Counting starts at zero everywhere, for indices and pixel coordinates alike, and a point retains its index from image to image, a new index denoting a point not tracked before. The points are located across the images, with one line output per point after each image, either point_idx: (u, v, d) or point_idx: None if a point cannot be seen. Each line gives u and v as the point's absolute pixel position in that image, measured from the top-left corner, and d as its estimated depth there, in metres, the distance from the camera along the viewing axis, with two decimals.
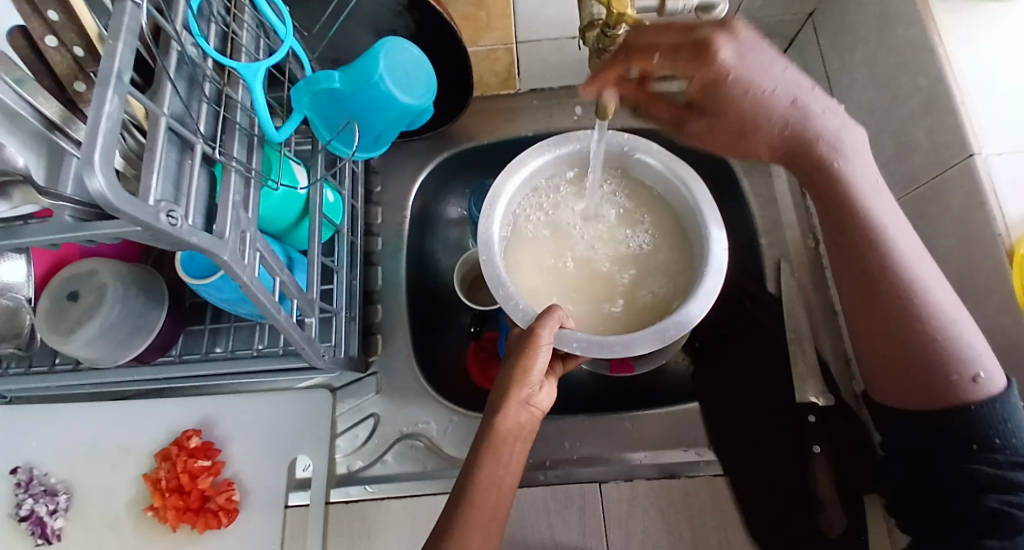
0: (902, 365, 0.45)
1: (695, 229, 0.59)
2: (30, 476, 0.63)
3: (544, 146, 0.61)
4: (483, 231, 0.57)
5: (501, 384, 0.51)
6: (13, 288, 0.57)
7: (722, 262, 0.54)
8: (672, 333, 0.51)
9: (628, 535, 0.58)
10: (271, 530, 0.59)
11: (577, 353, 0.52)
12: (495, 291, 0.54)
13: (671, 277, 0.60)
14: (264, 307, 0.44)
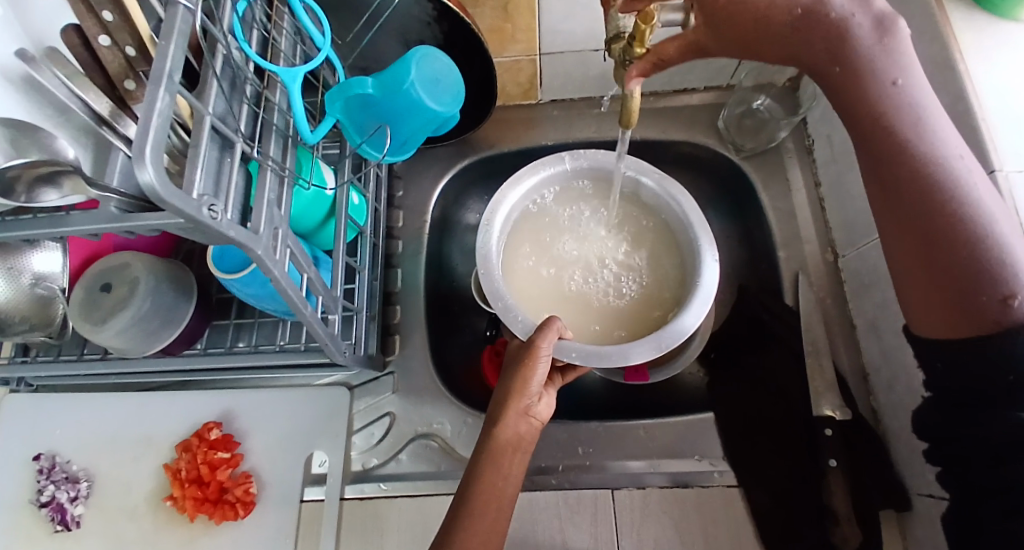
0: (935, 296, 0.42)
1: (687, 246, 0.59)
2: (52, 463, 0.64)
3: (541, 164, 0.62)
4: (481, 244, 0.58)
5: (500, 395, 0.52)
6: (47, 278, 0.57)
7: (714, 280, 0.55)
8: (669, 342, 0.52)
9: (640, 543, 0.59)
10: (286, 524, 0.60)
11: (575, 364, 0.52)
12: (495, 304, 0.55)
13: (665, 289, 0.61)
14: (292, 302, 0.46)
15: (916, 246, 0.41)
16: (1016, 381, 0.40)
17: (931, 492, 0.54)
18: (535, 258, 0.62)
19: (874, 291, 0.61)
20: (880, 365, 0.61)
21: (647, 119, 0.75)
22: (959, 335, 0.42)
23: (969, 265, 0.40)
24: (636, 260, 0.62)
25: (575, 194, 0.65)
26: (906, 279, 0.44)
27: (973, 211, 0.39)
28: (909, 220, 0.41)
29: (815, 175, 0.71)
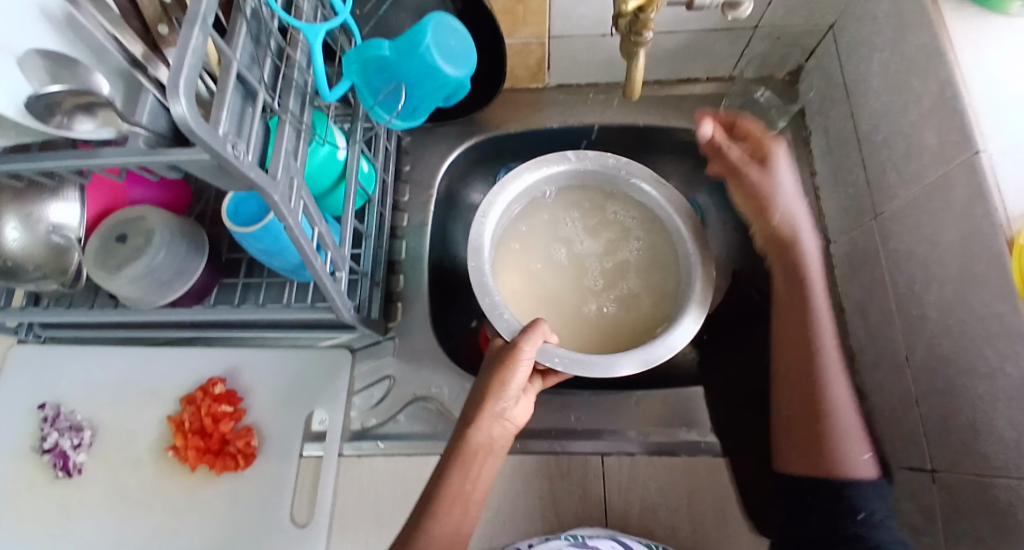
0: (807, 439, 0.55)
1: (675, 256, 0.63)
2: (57, 412, 0.65)
3: (544, 161, 0.63)
4: (475, 236, 0.59)
5: (475, 398, 0.52)
6: (63, 229, 0.58)
7: (705, 299, 0.57)
8: (655, 358, 0.54)
9: (627, 506, 0.62)
10: (287, 476, 0.62)
11: (557, 369, 0.53)
12: (483, 299, 0.56)
13: (653, 299, 0.64)
14: (304, 252, 0.47)
15: (800, 391, 0.57)
16: (847, 512, 0.52)
17: (909, 464, 0.56)
18: (527, 259, 0.65)
19: (862, 274, 0.63)
20: (866, 345, 0.63)
21: (650, 106, 0.78)
22: (823, 476, 0.54)
23: (830, 429, 0.55)
24: (626, 264, 0.65)
25: (576, 193, 0.67)
26: (784, 406, 0.58)
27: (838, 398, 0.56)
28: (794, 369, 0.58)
29: (811, 165, 0.73)
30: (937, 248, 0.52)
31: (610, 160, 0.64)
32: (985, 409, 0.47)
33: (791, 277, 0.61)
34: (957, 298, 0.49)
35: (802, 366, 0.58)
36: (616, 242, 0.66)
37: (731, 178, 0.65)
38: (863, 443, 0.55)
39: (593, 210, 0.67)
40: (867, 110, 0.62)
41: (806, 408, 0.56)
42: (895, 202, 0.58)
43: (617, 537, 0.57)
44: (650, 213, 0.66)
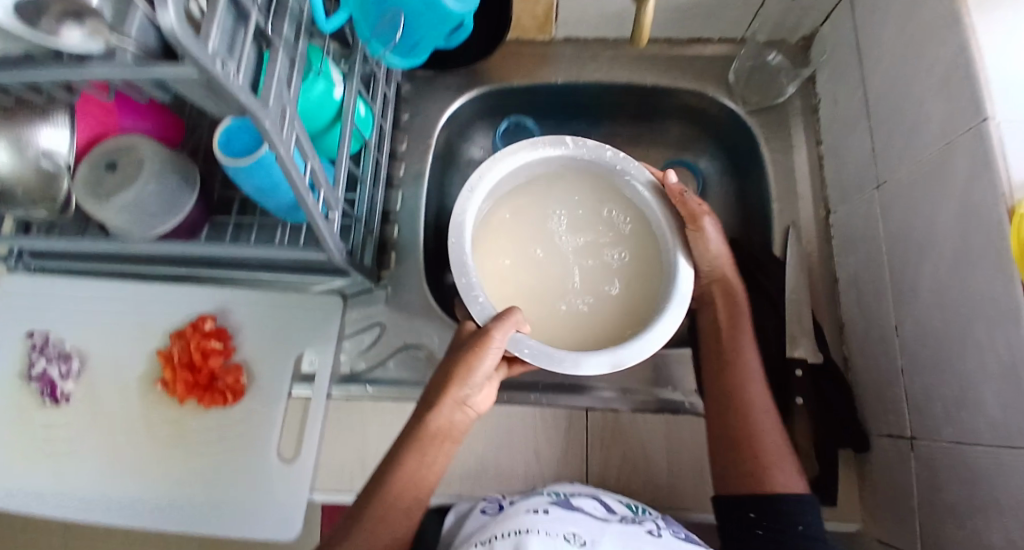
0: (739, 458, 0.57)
1: (658, 261, 0.60)
2: (44, 340, 0.66)
3: (541, 142, 0.59)
4: (458, 210, 0.55)
5: (440, 380, 0.52)
6: (53, 155, 0.55)
7: (682, 310, 0.53)
8: (623, 360, 0.51)
9: (607, 459, 0.64)
10: (275, 415, 0.63)
11: (525, 360, 0.51)
12: (458, 279, 0.53)
13: (632, 302, 0.60)
14: (296, 187, 0.46)
15: (724, 414, 0.59)
16: (786, 522, 0.52)
17: (889, 433, 0.58)
18: (508, 246, 0.62)
19: (859, 246, 0.63)
20: (857, 316, 0.63)
21: (659, 66, 0.76)
22: (755, 491, 0.55)
23: (755, 447, 0.57)
24: (609, 264, 0.62)
25: (568, 182, 0.63)
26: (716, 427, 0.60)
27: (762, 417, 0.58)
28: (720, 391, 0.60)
29: (817, 135, 0.72)
30: (937, 221, 0.51)
31: (607, 153, 0.60)
32: (969, 380, 0.47)
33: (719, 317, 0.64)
34: (951, 269, 0.50)
35: (725, 391, 0.60)
36: (602, 242, 0.63)
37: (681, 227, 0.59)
38: (789, 464, 0.56)
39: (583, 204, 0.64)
40: (879, 78, 0.61)
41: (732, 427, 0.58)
42: (899, 173, 0.57)
43: (596, 491, 0.58)
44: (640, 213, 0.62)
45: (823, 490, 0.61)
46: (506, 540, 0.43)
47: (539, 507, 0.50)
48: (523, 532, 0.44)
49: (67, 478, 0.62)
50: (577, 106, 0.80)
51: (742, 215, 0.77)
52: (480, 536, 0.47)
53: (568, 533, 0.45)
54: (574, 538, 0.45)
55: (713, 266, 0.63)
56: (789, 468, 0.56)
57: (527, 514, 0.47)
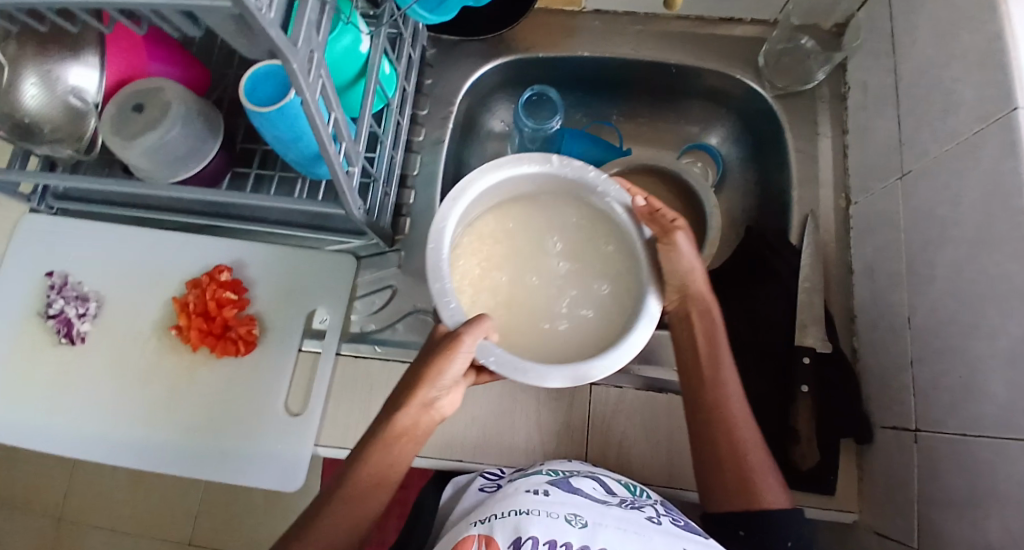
0: (727, 472, 0.56)
1: (637, 300, 0.50)
2: (64, 281, 0.67)
3: (524, 154, 0.50)
4: (437, 215, 0.48)
5: (413, 371, 0.50)
6: (82, 92, 0.58)
7: (645, 339, 0.46)
8: (588, 374, 0.44)
9: (608, 433, 0.65)
10: (284, 368, 0.64)
11: (489, 370, 0.44)
12: (431, 282, 0.46)
13: (605, 340, 0.49)
14: (319, 135, 0.46)
15: (709, 429, 0.57)
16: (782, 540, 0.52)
17: (893, 425, 0.57)
18: (483, 274, 0.52)
19: (877, 235, 0.62)
20: (869, 306, 0.63)
21: (686, 45, 0.75)
22: (745, 505, 0.54)
23: (745, 462, 0.56)
24: (590, 298, 0.51)
25: (549, 202, 0.54)
26: (700, 440, 0.58)
27: (748, 432, 0.57)
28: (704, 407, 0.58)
29: (844, 122, 0.71)
30: (958, 209, 0.51)
31: (594, 173, 0.51)
32: (980, 368, 0.47)
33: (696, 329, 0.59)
34: (971, 258, 0.49)
35: (705, 404, 0.58)
36: (589, 277, 0.52)
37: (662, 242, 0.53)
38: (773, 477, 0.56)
39: (564, 227, 0.54)
40: (910, 65, 0.60)
41: (721, 444, 0.56)
42: (923, 160, 0.56)
43: (588, 470, 0.57)
44: (630, 245, 0.52)
45: (822, 477, 0.61)
46: (506, 522, 0.44)
47: (540, 485, 0.50)
48: (523, 514, 0.44)
49: (78, 416, 0.64)
50: (600, 81, 0.80)
51: (760, 201, 0.77)
52: (481, 512, 0.48)
53: (570, 514, 0.46)
54: (575, 519, 0.45)
55: (686, 280, 0.55)
56: (774, 481, 0.55)
57: (529, 493, 0.48)
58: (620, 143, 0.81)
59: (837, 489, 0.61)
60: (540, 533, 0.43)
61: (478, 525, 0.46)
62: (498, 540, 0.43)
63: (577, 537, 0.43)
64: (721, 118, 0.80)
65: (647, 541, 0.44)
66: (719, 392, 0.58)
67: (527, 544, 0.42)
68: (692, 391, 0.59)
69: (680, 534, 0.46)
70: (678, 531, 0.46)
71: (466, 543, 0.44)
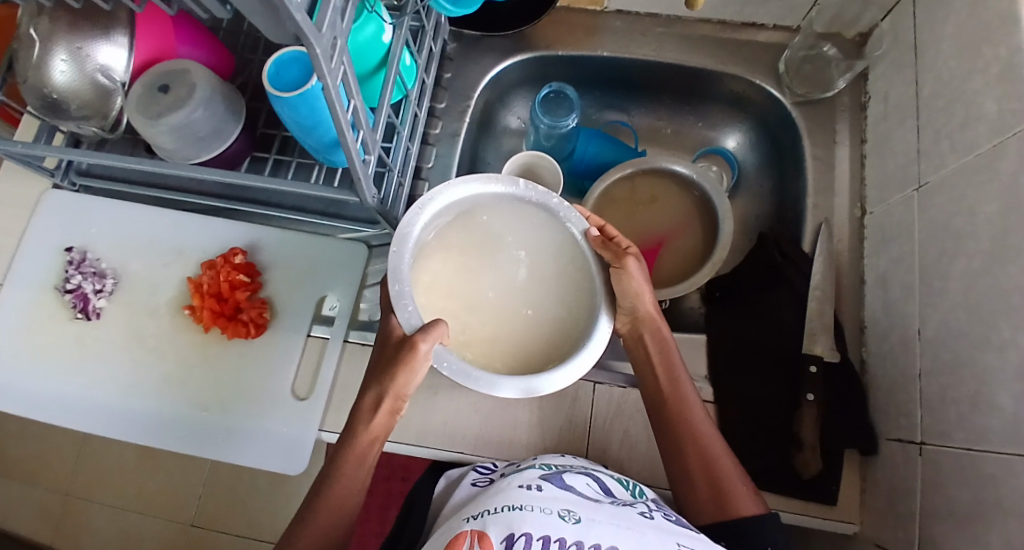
0: (702, 482, 0.56)
1: (586, 314, 0.55)
2: (83, 257, 0.68)
3: (494, 179, 0.55)
4: (405, 224, 0.52)
5: (375, 374, 0.54)
6: (110, 70, 0.59)
7: (598, 352, 0.52)
8: (533, 390, 0.49)
9: (610, 433, 0.65)
10: (293, 352, 0.65)
11: (443, 374, 0.49)
12: (392, 284, 0.51)
13: (547, 344, 0.55)
14: (339, 121, 0.46)
15: (680, 441, 0.58)
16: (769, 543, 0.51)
17: (899, 437, 0.57)
18: (441, 275, 0.56)
19: (891, 246, 0.62)
20: (879, 317, 0.62)
21: (708, 49, 0.75)
22: (722, 514, 0.54)
23: (719, 470, 0.56)
24: (537, 306, 0.57)
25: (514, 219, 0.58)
26: (675, 453, 0.58)
27: (714, 441, 0.57)
28: (671, 421, 0.59)
29: (863, 132, 0.70)
30: (974, 221, 0.51)
31: (556, 201, 0.56)
32: (988, 380, 0.48)
33: (647, 350, 0.61)
34: (984, 270, 0.49)
35: (672, 420, 0.59)
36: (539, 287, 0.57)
37: (613, 268, 0.56)
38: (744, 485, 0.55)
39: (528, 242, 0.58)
40: (930, 76, 0.60)
41: (693, 454, 0.57)
42: (940, 171, 0.56)
43: (583, 467, 0.57)
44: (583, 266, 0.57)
45: (824, 487, 0.60)
46: (499, 518, 0.44)
47: (533, 482, 0.49)
48: (517, 510, 0.44)
49: (91, 388, 0.65)
50: (619, 81, 0.80)
51: (774, 208, 0.76)
52: (473, 509, 0.48)
53: (563, 510, 0.45)
54: (569, 515, 0.44)
55: (635, 303, 0.58)
56: (745, 486, 0.55)
57: (521, 489, 0.48)
58: (636, 144, 0.80)
59: (838, 500, 0.61)
60: (533, 529, 0.42)
61: (471, 521, 0.45)
62: (491, 535, 0.43)
63: (571, 533, 0.42)
64: (739, 123, 0.80)
65: (641, 534, 0.43)
66: (683, 406, 0.59)
67: (521, 541, 0.41)
68: (655, 407, 0.61)
69: (677, 529, 0.46)
70: (674, 527, 0.46)
71: (457, 541, 0.43)
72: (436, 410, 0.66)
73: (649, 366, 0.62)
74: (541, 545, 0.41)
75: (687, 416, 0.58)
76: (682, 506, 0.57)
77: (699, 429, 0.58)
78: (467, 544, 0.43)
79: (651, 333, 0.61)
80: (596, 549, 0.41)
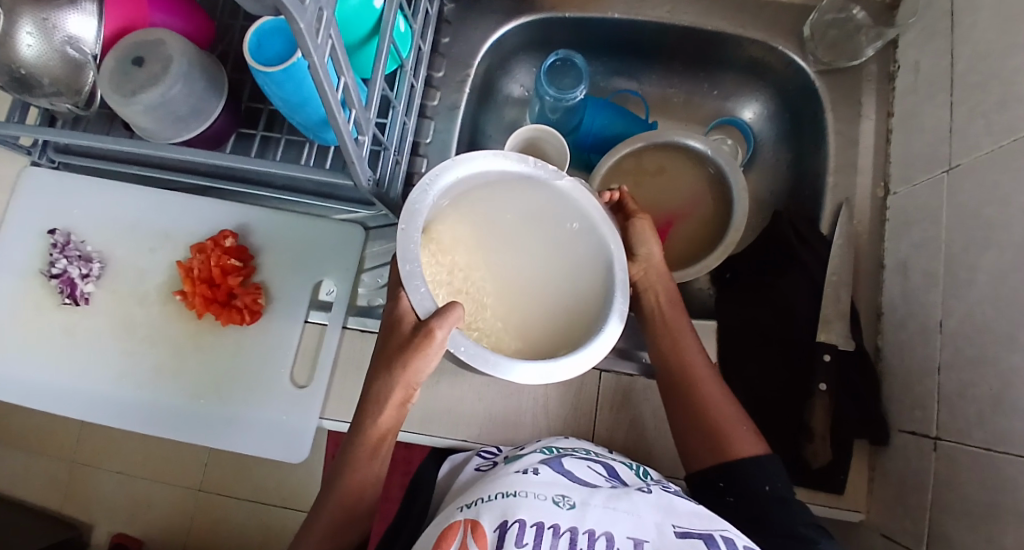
0: (705, 432, 0.55)
1: (600, 305, 0.52)
2: (67, 240, 0.65)
3: (501, 155, 0.50)
4: (414, 201, 0.47)
5: (384, 362, 0.50)
6: (79, 41, 0.55)
7: (616, 334, 0.49)
8: (556, 373, 0.45)
9: (616, 421, 0.64)
10: (289, 338, 0.63)
11: (459, 360, 0.45)
12: (401, 265, 0.46)
13: (562, 334, 0.56)
14: (327, 103, 0.42)
15: (684, 395, 0.57)
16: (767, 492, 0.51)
17: (912, 429, 0.56)
18: (449, 253, 0.57)
19: (914, 230, 0.59)
20: (897, 304, 0.60)
21: (726, 11, 0.69)
22: (725, 459, 0.53)
23: (723, 421, 0.55)
24: (554, 291, 0.58)
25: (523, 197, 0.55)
26: (678, 406, 0.57)
27: (720, 395, 0.57)
28: (677, 376, 0.58)
29: (889, 105, 0.66)
30: (1008, 211, 0.48)
31: (566, 182, 0.52)
32: (1014, 381, 0.45)
33: (655, 303, 0.62)
34: (1015, 264, 0.47)
35: (678, 378, 0.58)
36: (557, 275, 0.58)
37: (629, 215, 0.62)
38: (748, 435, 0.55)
39: (538, 222, 0.57)
40: (968, 47, 0.56)
41: (698, 406, 0.56)
42: (974, 153, 0.53)
43: (590, 450, 0.55)
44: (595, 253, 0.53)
45: (834, 476, 0.60)
46: (494, 506, 0.40)
47: (530, 465, 0.46)
48: (511, 496, 0.40)
49: (85, 375, 0.63)
50: (629, 46, 0.75)
51: (790, 185, 0.73)
52: (466, 497, 0.44)
53: (558, 495, 0.42)
54: (563, 501, 0.41)
55: (650, 249, 0.61)
56: (747, 434, 0.55)
57: (517, 474, 0.44)
58: (646, 116, 0.76)
59: (847, 489, 0.60)
60: (527, 515, 0.38)
61: (465, 510, 0.41)
62: (485, 525, 0.38)
63: (565, 519, 0.39)
64: (756, 93, 0.75)
65: (639, 519, 0.40)
66: (686, 359, 0.58)
67: (514, 528, 0.38)
68: (661, 362, 0.59)
69: (679, 507, 0.43)
70: (684, 509, 0.43)
71: (448, 536, 0.39)
72: (438, 397, 0.64)
73: (657, 318, 0.61)
74: (535, 533, 0.38)
75: (691, 370, 0.58)
76: (686, 461, 0.56)
77: (701, 382, 0.57)
78: (460, 538, 0.38)
79: (660, 278, 0.62)
80: (591, 535, 0.39)
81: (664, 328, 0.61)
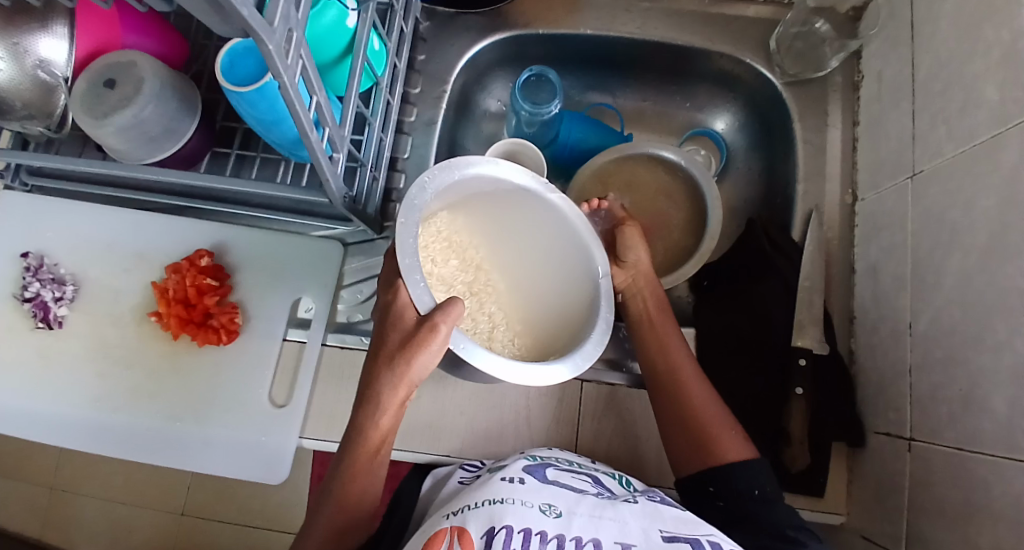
0: (697, 435, 0.55)
1: (586, 314, 0.53)
2: (40, 263, 0.65)
3: (498, 164, 0.51)
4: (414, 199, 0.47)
5: (379, 367, 0.48)
6: (51, 65, 0.56)
7: (602, 341, 0.50)
8: (551, 376, 0.46)
9: (597, 431, 0.64)
10: (269, 356, 0.63)
11: (460, 357, 0.45)
12: (401, 258, 0.46)
13: (552, 340, 0.57)
14: (299, 122, 0.42)
15: (675, 397, 0.57)
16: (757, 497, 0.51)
17: (887, 430, 0.56)
18: (445, 248, 0.58)
19: (883, 235, 0.61)
20: (869, 307, 0.61)
21: (695, 26, 0.71)
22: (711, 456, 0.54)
23: (714, 424, 0.55)
24: (547, 296, 0.58)
25: (515, 204, 0.55)
26: (670, 409, 0.57)
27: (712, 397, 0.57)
28: (667, 379, 0.58)
29: (854, 114, 0.68)
30: (971, 214, 0.49)
31: (554, 196, 0.52)
32: (982, 380, 0.46)
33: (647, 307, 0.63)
34: (980, 265, 0.48)
35: (669, 379, 0.58)
36: (548, 282, 0.58)
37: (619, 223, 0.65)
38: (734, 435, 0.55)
39: (528, 229, 0.57)
40: (927, 58, 0.58)
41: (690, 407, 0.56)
42: (937, 159, 0.54)
43: (572, 462, 0.55)
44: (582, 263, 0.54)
45: (813, 480, 0.60)
46: (480, 513, 0.40)
47: (515, 474, 0.46)
48: (498, 503, 0.40)
49: (59, 401, 0.62)
50: (603, 60, 0.76)
51: (762, 193, 0.74)
52: (451, 506, 0.43)
53: (544, 504, 0.42)
54: (550, 509, 0.41)
55: (639, 254, 0.64)
56: (732, 433, 0.55)
57: (503, 482, 0.44)
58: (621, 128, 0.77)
59: (827, 491, 0.60)
60: (514, 521, 0.38)
61: (451, 517, 0.40)
62: (472, 531, 0.38)
63: (552, 526, 0.39)
64: (728, 104, 0.76)
65: (624, 525, 0.40)
66: (674, 362, 0.59)
67: (502, 534, 0.37)
68: (651, 365, 0.60)
69: (663, 512, 0.43)
70: (671, 515, 0.43)
71: (436, 539, 0.38)
72: (420, 413, 0.64)
73: (645, 321, 0.62)
74: (523, 539, 0.37)
75: (679, 372, 0.58)
76: (677, 463, 0.57)
77: (687, 384, 0.57)
78: (447, 541, 0.37)
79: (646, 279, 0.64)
80: (578, 542, 0.39)
81: (654, 329, 0.61)
